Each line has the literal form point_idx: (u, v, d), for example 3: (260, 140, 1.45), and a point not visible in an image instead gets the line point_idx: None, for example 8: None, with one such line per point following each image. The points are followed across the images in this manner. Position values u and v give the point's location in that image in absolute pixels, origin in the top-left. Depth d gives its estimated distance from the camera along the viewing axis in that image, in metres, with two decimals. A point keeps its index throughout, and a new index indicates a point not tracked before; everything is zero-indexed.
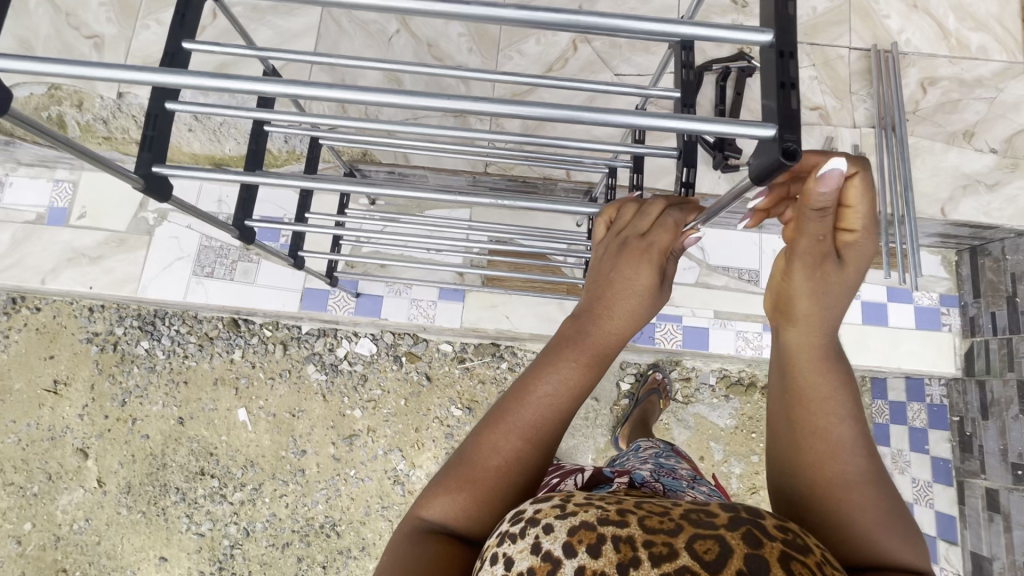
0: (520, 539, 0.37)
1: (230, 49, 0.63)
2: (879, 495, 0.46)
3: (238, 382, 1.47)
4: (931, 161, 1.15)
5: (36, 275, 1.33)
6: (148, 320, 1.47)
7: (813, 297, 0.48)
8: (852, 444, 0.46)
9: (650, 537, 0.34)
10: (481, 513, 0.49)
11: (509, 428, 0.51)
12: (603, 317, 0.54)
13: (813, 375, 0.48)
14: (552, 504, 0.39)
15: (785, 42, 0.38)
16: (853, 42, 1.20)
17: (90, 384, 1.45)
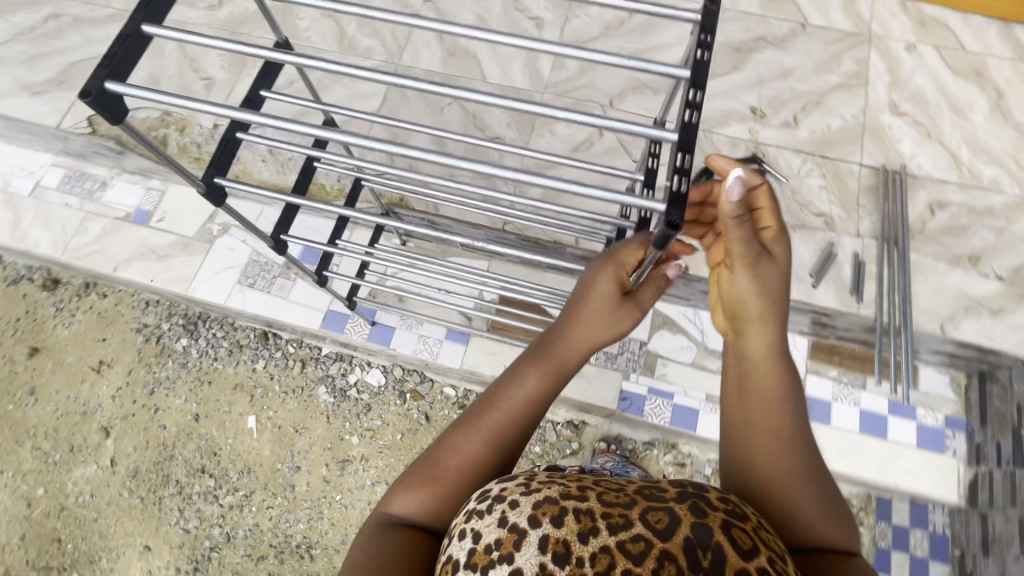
0: (488, 514, 0.48)
1: (299, 101, 0.80)
2: (810, 477, 0.57)
3: (254, 390, 1.56)
4: (933, 279, 1.19)
5: (111, 263, 1.55)
6: (192, 320, 1.62)
7: (751, 300, 0.61)
8: (788, 432, 0.59)
9: (608, 510, 0.47)
10: (439, 503, 0.59)
11: (481, 425, 0.63)
12: (565, 338, 0.69)
13: (762, 372, 0.61)
14: (515, 484, 0.51)
15: (684, 143, 0.47)
16: (864, 159, 1.29)
17: (129, 369, 1.60)
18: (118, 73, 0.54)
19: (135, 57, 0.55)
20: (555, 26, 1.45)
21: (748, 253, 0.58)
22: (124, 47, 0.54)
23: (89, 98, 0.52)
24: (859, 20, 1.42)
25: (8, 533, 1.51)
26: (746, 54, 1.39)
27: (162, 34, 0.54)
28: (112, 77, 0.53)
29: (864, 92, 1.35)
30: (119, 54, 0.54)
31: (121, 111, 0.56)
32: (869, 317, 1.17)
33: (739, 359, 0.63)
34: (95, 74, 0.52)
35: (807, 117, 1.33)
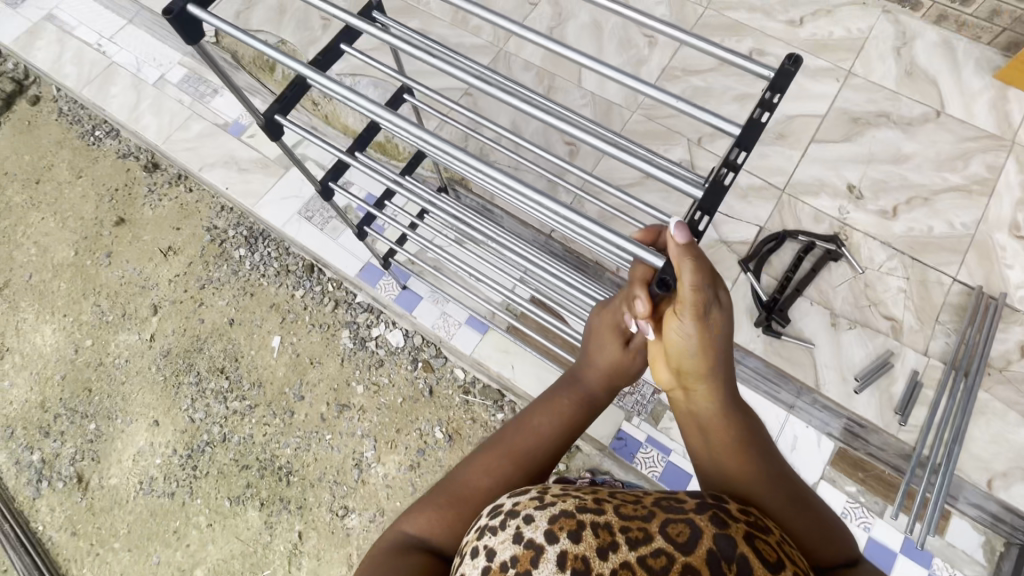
0: (502, 531, 0.46)
1: (380, 66, 0.90)
2: (799, 508, 0.52)
3: (287, 314, 1.64)
4: (998, 426, 1.05)
5: (198, 162, 1.68)
6: (255, 235, 1.72)
7: (699, 352, 0.55)
8: (759, 475, 0.54)
9: (627, 524, 0.44)
10: (458, 529, 0.56)
11: (510, 449, 0.61)
12: (591, 378, 0.68)
13: (719, 426, 0.57)
14: (529, 497, 0.49)
15: (708, 204, 0.53)
16: (960, 274, 1.15)
17: (189, 261, 1.73)
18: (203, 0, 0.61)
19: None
20: (667, 48, 1.40)
21: (700, 298, 0.51)
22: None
23: (171, 16, 0.59)
24: (1004, 123, 1.27)
25: (53, 369, 1.69)
26: (862, 126, 1.29)
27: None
28: (197, 2, 0.60)
29: (985, 202, 1.21)
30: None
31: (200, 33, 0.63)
32: (908, 444, 1.06)
33: (695, 418, 0.59)
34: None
35: (908, 211, 1.21)
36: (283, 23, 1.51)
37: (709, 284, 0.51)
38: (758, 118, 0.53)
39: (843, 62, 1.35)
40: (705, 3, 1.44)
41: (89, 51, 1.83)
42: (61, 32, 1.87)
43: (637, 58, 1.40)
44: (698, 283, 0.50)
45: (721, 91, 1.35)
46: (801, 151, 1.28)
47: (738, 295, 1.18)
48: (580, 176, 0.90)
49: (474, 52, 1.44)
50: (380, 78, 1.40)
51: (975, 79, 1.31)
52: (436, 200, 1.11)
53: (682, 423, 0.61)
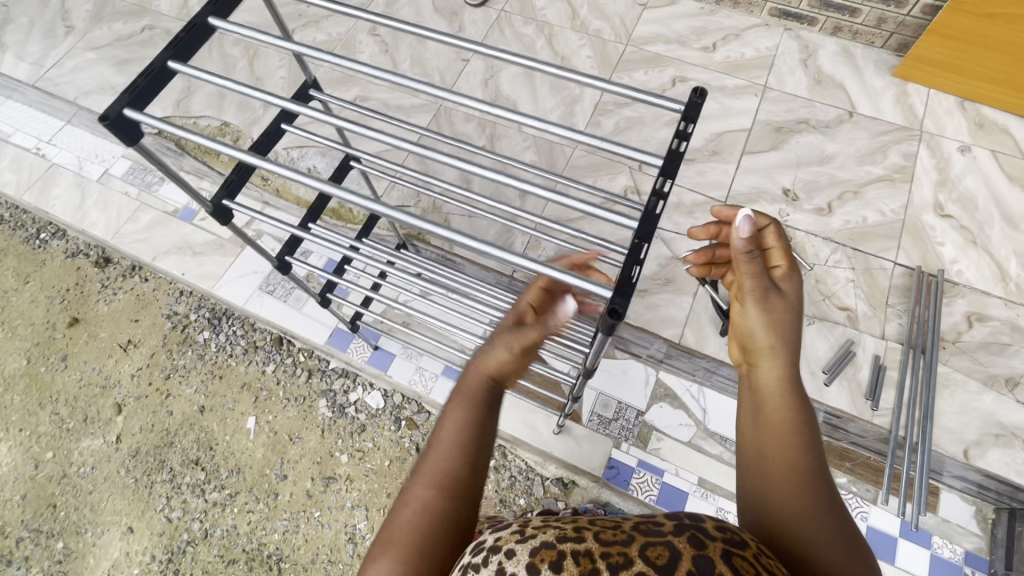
0: (485, 568, 0.49)
1: (321, 139, 0.92)
2: (825, 509, 0.55)
3: (260, 392, 1.59)
4: (962, 397, 1.09)
5: (150, 252, 1.67)
6: (218, 315, 1.69)
7: (772, 328, 0.62)
8: (806, 477, 0.57)
9: (607, 551, 0.46)
10: (405, 571, 0.51)
11: (423, 469, 0.57)
12: (475, 376, 0.61)
13: (777, 404, 0.61)
14: (509, 534, 0.52)
15: (643, 233, 0.52)
16: (899, 258, 1.22)
17: (152, 352, 1.67)
18: (137, 103, 0.60)
19: (157, 90, 0.62)
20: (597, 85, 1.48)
21: (760, 284, 0.63)
22: (148, 80, 0.60)
23: (107, 121, 0.57)
24: (910, 115, 1.38)
25: (11, 490, 1.58)
26: (785, 134, 1.38)
27: (185, 72, 0.61)
28: (131, 105, 0.59)
29: (908, 188, 1.29)
30: (142, 85, 0.60)
31: (135, 133, 0.61)
32: (884, 427, 1.08)
33: (753, 392, 0.64)
34: (116, 100, 0.58)
35: (842, 206, 1.29)
36: (224, 105, 1.54)
37: (763, 274, 0.63)
38: (677, 148, 0.55)
39: (758, 78, 1.46)
40: (624, 40, 1.54)
41: (28, 155, 1.80)
42: None
43: (570, 97, 1.48)
44: (760, 264, 0.62)
45: (653, 118, 1.43)
46: (735, 164, 1.35)
47: (700, 306, 1.28)
48: (524, 220, 0.94)
49: (415, 111, 1.50)
50: (327, 147, 1.43)
51: (877, 80, 1.43)
52: (396, 258, 1.12)
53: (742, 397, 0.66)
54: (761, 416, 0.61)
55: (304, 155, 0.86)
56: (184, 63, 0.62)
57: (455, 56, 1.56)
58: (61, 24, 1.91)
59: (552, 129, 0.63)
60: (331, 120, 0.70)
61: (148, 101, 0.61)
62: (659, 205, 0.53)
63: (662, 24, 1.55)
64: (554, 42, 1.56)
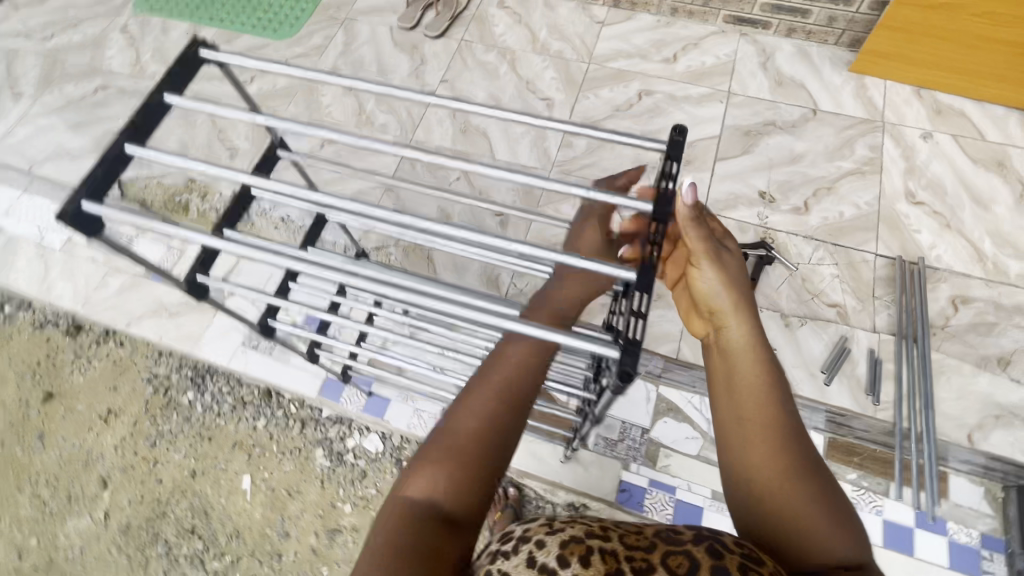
0: (517, 556, 0.55)
1: None
2: (801, 468, 0.57)
3: (253, 449, 1.52)
4: (958, 382, 1.11)
5: (124, 318, 1.61)
6: (201, 373, 1.59)
7: (732, 289, 0.63)
8: (781, 439, 0.58)
9: (632, 554, 0.52)
10: (459, 486, 0.52)
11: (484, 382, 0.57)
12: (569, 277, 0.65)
13: (749, 366, 0.61)
14: (538, 527, 0.59)
15: (643, 284, 0.49)
16: (879, 249, 1.24)
17: (134, 420, 1.58)
18: (95, 194, 0.56)
19: (117, 178, 0.58)
20: (565, 106, 1.49)
21: (709, 246, 0.63)
22: (105, 168, 0.56)
23: (66, 218, 0.54)
24: (871, 107, 1.42)
25: None
26: (754, 137, 1.40)
27: (143, 153, 0.57)
28: (90, 198, 0.55)
29: (878, 179, 1.32)
30: (100, 175, 0.56)
31: (99, 225, 0.58)
32: (888, 421, 1.09)
33: (724, 355, 0.63)
34: (74, 195, 0.55)
35: (818, 203, 1.31)
36: (188, 161, 1.51)
37: (709, 235, 0.64)
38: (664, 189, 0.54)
39: (722, 85, 1.48)
40: (587, 59, 1.55)
41: None
42: None
43: (539, 120, 1.48)
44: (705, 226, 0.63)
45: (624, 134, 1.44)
46: (709, 171, 1.37)
47: None
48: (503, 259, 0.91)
49: (385, 148, 1.48)
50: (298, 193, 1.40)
51: (835, 76, 1.46)
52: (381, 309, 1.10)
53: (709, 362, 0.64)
54: (735, 382, 0.61)
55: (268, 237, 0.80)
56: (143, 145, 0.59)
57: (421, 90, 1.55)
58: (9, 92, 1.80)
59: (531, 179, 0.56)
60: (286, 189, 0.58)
61: (109, 190, 0.57)
62: (654, 253, 0.51)
63: (621, 40, 1.57)
64: (518, 66, 1.56)
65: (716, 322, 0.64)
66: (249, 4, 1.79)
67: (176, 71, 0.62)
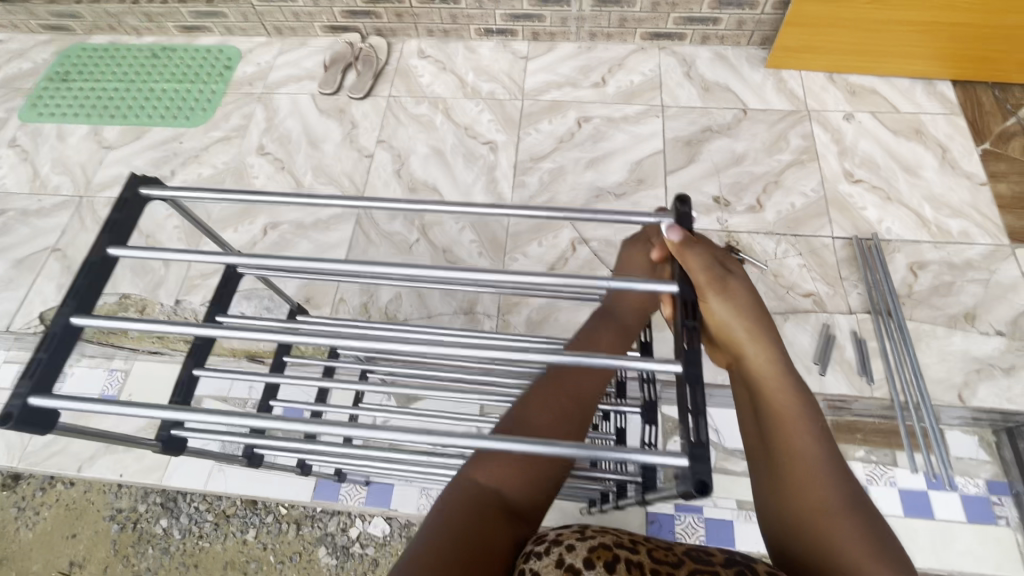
0: (547, 554, 0.53)
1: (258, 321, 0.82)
2: (839, 506, 0.52)
3: (248, 566, 1.36)
4: (937, 345, 1.17)
5: (75, 462, 1.42)
6: (171, 495, 1.42)
7: (745, 316, 0.58)
8: (815, 473, 0.53)
9: (656, 565, 0.53)
10: (529, 480, 0.55)
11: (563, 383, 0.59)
12: (625, 320, 0.68)
13: (777, 395, 0.56)
14: (570, 532, 0.56)
15: (691, 375, 0.48)
16: (835, 231, 1.30)
17: (105, 566, 1.37)
18: (42, 385, 0.51)
19: (65, 357, 0.53)
20: (509, 146, 1.48)
21: (713, 273, 0.56)
22: (50, 350, 0.51)
23: (11, 420, 0.48)
24: (794, 98, 1.49)
25: None
26: (696, 146, 1.44)
27: (89, 324, 0.52)
28: (36, 390, 0.50)
29: (817, 165, 1.39)
30: (46, 359, 0.51)
31: (53, 414, 0.52)
32: (886, 398, 1.12)
33: (750, 383, 0.58)
34: (16, 392, 0.49)
35: (770, 198, 1.35)
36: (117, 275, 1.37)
37: (712, 259, 0.57)
38: None
39: (654, 100, 1.52)
40: (520, 95, 1.55)
41: None
42: None
43: (487, 164, 1.46)
44: (707, 257, 0.56)
45: (573, 164, 1.44)
46: (663, 186, 1.39)
47: None
48: (485, 342, 0.85)
49: (334, 221, 1.41)
50: (250, 288, 1.30)
51: (755, 74, 1.53)
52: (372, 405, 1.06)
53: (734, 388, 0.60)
54: (762, 411, 0.56)
55: (228, 377, 0.74)
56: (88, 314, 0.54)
57: (358, 154, 1.50)
58: None
59: (497, 275, 0.52)
60: (237, 337, 0.53)
61: (56, 374, 0.52)
62: (690, 340, 0.50)
63: (549, 71, 1.58)
64: (453, 113, 1.54)
65: (735, 349, 0.59)
66: (153, 95, 1.67)
67: (115, 218, 0.57)
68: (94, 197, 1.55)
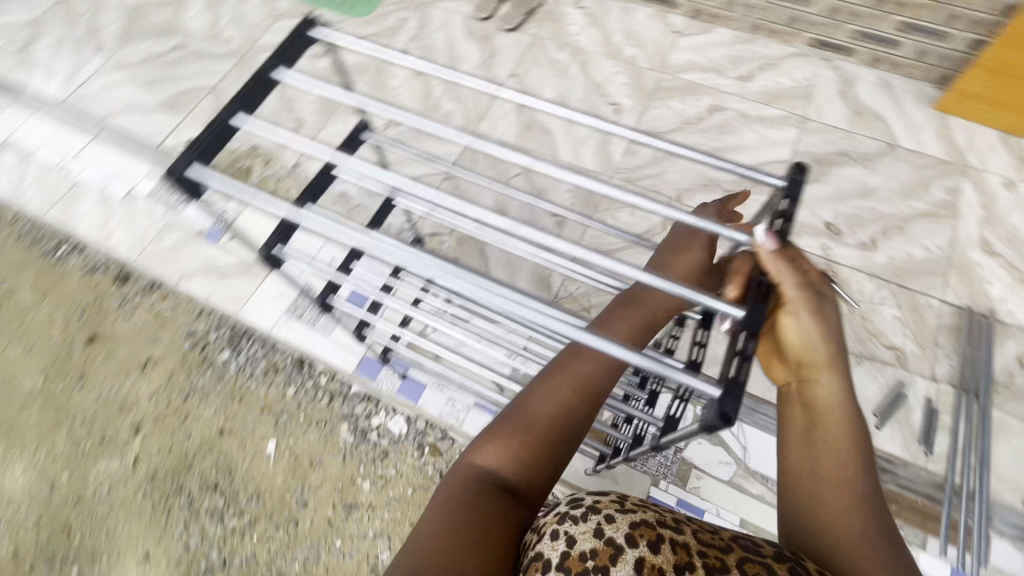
0: (584, 522, 0.54)
1: None
2: (872, 539, 0.52)
3: (281, 415, 1.49)
4: (1017, 444, 1.07)
5: (176, 273, 1.63)
6: (238, 334, 1.57)
7: (826, 339, 0.56)
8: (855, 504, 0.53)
9: (703, 548, 0.53)
10: (528, 464, 0.55)
11: (570, 371, 0.58)
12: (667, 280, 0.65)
13: (831, 418, 0.55)
14: (608, 500, 0.57)
15: (749, 325, 0.50)
16: (946, 295, 1.20)
17: (170, 372, 1.55)
18: (200, 159, 0.61)
19: (221, 144, 0.63)
20: (633, 113, 1.47)
21: (803, 291, 0.56)
22: (214, 134, 0.62)
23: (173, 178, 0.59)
24: (952, 148, 1.37)
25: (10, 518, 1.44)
26: (825, 166, 1.36)
27: (249, 124, 0.62)
28: (196, 161, 0.60)
29: (953, 224, 1.28)
30: (208, 139, 0.62)
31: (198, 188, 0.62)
32: (938, 474, 1.06)
33: (807, 409, 0.56)
34: (180, 158, 0.60)
35: (886, 241, 1.27)
36: (257, 128, 1.53)
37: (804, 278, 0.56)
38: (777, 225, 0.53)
39: (797, 108, 1.44)
40: (660, 68, 1.53)
41: (51, 172, 1.73)
42: (20, 155, 1.76)
43: (606, 125, 1.47)
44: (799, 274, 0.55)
45: (691, 148, 1.42)
46: None
47: None
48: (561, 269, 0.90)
49: (449, 135, 1.49)
50: None
51: (917, 111, 1.41)
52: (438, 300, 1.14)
53: (785, 408, 0.58)
54: (814, 435, 0.55)
55: None
56: (248, 115, 0.64)
57: (489, 82, 1.56)
58: (92, 44, 1.85)
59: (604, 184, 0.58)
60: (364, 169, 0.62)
61: (213, 154, 0.63)
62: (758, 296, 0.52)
63: (697, 52, 1.54)
64: (590, 68, 1.55)
65: (800, 373, 0.57)
66: None
67: (288, 44, 0.66)
68: (257, 58, 1.73)
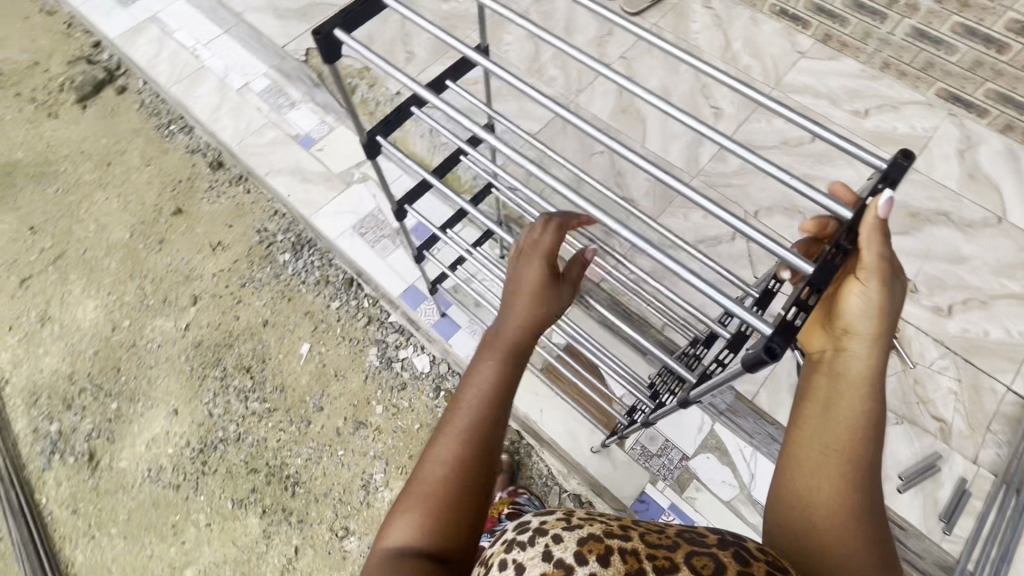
0: (530, 546, 0.47)
1: None
2: (865, 517, 0.52)
3: (321, 322, 1.58)
4: None
5: (265, 166, 1.72)
6: (301, 242, 1.68)
7: (887, 316, 0.54)
8: (858, 484, 0.53)
9: (653, 551, 0.45)
10: (443, 524, 0.50)
11: (455, 422, 0.55)
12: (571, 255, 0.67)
13: (856, 392, 0.55)
14: (556, 517, 0.50)
15: (818, 280, 0.51)
16: (1015, 383, 1.13)
17: (235, 258, 1.67)
18: (345, 26, 0.68)
19: (366, 17, 0.70)
20: (732, 122, 1.45)
21: (886, 264, 0.53)
22: (362, 7, 0.69)
23: (320, 36, 0.67)
24: None
25: (75, 345, 1.62)
26: (920, 222, 1.29)
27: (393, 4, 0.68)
28: (342, 27, 0.68)
29: None
30: (357, 11, 0.69)
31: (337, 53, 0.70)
32: (951, 556, 1.00)
33: (834, 379, 0.57)
34: (331, 20, 0.67)
35: (964, 312, 1.20)
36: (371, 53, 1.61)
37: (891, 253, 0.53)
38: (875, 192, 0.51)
39: None
40: (773, 84, 1.49)
41: (184, 53, 1.89)
42: (161, 33, 1.94)
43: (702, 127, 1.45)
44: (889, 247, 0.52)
45: None
46: None
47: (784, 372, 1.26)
48: None
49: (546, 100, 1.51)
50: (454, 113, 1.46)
51: None
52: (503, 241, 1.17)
53: (813, 376, 0.59)
54: (835, 405, 0.56)
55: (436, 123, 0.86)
56: None
57: (598, 59, 1.57)
58: None
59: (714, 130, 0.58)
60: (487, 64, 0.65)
61: (358, 25, 0.69)
62: (836, 257, 0.52)
63: (816, 77, 1.49)
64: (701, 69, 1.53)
65: (840, 342, 0.58)
66: None
67: None
68: None
